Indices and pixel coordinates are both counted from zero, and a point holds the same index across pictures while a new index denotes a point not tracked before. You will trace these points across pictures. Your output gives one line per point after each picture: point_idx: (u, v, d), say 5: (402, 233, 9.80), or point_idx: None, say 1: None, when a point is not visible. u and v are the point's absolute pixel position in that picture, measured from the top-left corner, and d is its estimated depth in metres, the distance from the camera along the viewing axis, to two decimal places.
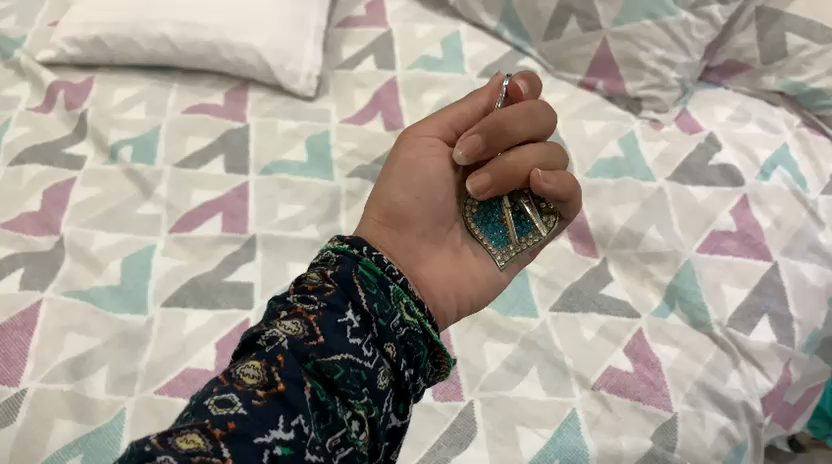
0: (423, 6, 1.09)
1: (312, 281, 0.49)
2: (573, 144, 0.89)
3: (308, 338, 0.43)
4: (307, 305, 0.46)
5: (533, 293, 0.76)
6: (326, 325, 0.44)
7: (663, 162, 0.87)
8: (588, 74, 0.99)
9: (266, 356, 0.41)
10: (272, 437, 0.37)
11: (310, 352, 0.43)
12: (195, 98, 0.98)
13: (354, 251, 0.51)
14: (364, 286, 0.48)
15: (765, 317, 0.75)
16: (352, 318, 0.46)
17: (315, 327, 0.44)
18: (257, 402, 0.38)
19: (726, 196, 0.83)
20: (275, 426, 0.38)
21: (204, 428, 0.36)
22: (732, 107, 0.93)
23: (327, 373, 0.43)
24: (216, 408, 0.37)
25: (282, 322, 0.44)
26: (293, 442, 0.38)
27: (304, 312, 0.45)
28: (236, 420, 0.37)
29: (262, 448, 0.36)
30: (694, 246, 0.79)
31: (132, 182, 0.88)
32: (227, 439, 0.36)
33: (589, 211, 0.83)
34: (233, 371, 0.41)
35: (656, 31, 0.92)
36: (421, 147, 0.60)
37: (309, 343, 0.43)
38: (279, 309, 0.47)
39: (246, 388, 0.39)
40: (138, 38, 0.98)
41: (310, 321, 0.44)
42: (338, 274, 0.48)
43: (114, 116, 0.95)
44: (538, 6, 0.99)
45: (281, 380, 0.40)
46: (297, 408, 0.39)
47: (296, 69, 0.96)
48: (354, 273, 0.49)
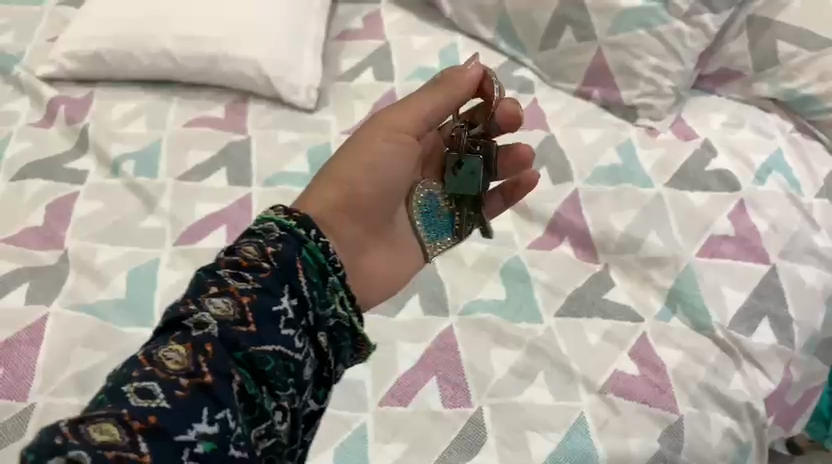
0: (420, 17, 1.10)
1: (248, 254, 0.51)
2: (572, 152, 0.90)
3: (237, 322, 0.47)
4: (241, 284, 0.49)
5: (537, 298, 0.77)
6: (259, 312, 0.48)
7: (660, 168, 0.88)
8: (584, 83, 1.00)
9: (195, 342, 0.45)
10: (195, 433, 0.41)
11: (242, 341, 0.47)
12: (196, 111, 0.99)
13: (300, 231, 0.54)
14: (304, 273, 0.52)
15: (765, 318, 0.77)
16: (287, 305, 0.50)
17: (245, 311, 0.48)
18: (179, 393, 0.42)
19: (723, 201, 0.84)
20: (199, 420, 0.42)
21: (121, 419, 0.40)
22: (725, 114, 0.95)
23: (258, 363, 0.47)
24: (137, 399, 0.41)
25: (209, 301, 0.48)
26: (217, 436, 0.42)
27: (237, 292, 0.49)
28: (157, 413, 0.41)
29: (183, 446, 0.40)
30: (693, 250, 0.80)
31: (135, 195, 0.89)
32: (146, 434, 0.40)
33: (589, 217, 0.84)
34: (156, 352, 0.44)
35: (650, 40, 0.94)
36: (391, 139, 0.62)
37: (239, 329, 0.47)
38: (208, 282, 0.49)
39: (168, 376, 0.43)
40: (139, 53, 0.99)
41: (241, 304, 0.48)
42: (279, 257, 0.51)
43: (115, 130, 0.95)
44: (533, 17, 1.00)
45: (207, 372, 0.44)
46: (224, 402, 0.43)
47: (296, 81, 0.97)
48: (295, 258, 0.52)
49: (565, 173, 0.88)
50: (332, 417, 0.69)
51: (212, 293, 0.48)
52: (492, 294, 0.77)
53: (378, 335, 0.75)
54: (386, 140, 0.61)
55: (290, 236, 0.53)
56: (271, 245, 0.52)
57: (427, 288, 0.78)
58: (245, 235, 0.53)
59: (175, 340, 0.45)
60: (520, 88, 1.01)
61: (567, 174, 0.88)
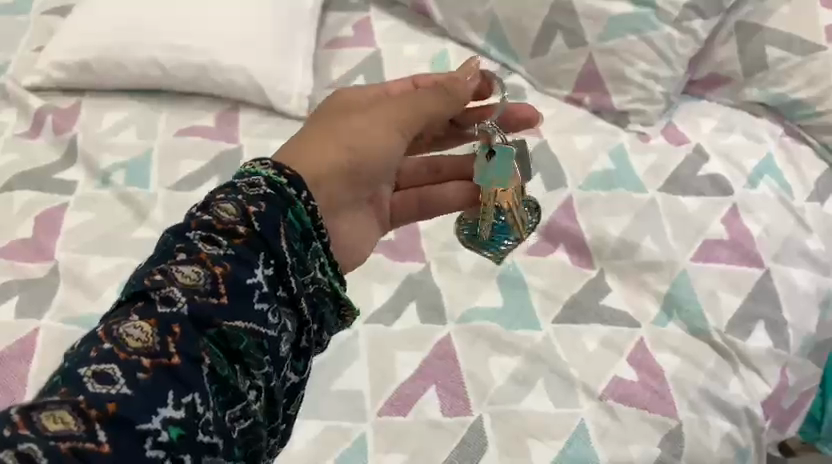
0: (410, 24, 1.10)
1: (223, 215, 0.48)
2: (564, 158, 0.90)
3: (211, 296, 0.44)
4: (213, 250, 0.46)
5: (534, 306, 0.77)
6: (231, 284, 0.45)
7: (652, 174, 0.88)
8: (575, 89, 1.00)
9: (163, 316, 0.42)
10: (160, 418, 0.38)
11: (214, 317, 0.44)
12: (185, 120, 0.97)
13: (289, 191, 0.52)
14: (284, 239, 0.49)
15: (761, 322, 0.77)
16: (261, 278, 0.47)
17: (219, 282, 0.45)
18: (142, 375, 0.39)
19: (716, 205, 0.85)
20: (165, 404, 0.39)
21: (77, 405, 0.36)
22: (716, 119, 0.96)
23: (230, 340, 0.44)
24: (95, 384, 0.38)
25: (180, 267, 0.45)
26: (184, 421, 0.39)
27: (209, 260, 0.45)
28: (117, 401, 0.37)
29: (146, 434, 0.37)
30: (688, 254, 0.81)
31: (126, 206, 0.87)
32: (106, 422, 0.36)
33: (584, 223, 0.84)
34: (117, 326, 0.41)
35: (640, 46, 0.95)
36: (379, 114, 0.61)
37: (211, 302, 0.44)
38: (178, 247, 0.46)
39: (130, 356, 0.40)
40: (127, 61, 0.97)
41: (215, 274, 0.45)
42: (259, 221, 0.48)
43: (103, 140, 0.94)
44: (523, 23, 1.01)
45: (177, 352, 0.41)
46: (192, 386, 0.40)
47: (287, 90, 0.96)
48: (278, 224, 0.49)
49: (559, 178, 0.88)
50: (332, 427, 0.69)
51: (180, 260, 0.45)
52: (489, 301, 0.77)
53: (376, 345, 0.74)
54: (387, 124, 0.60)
55: (273, 198, 0.50)
56: (252, 206, 0.49)
57: (423, 297, 0.78)
58: (222, 190, 0.50)
59: (138, 314, 0.42)
60: (511, 96, 1.01)
61: (562, 180, 0.88)
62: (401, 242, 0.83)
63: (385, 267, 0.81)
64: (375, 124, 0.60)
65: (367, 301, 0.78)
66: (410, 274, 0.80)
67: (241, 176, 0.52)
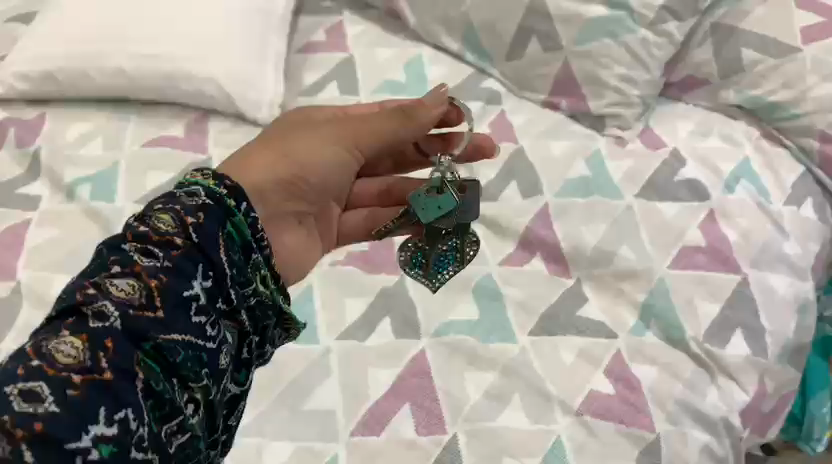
0: (384, 28, 1.08)
1: (160, 227, 0.47)
2: (540, 164, 0.89)
3: (146, 308, 0.44)
4: (149, 262, 0.46)
5: (510, 318, 0.75)
6: (168, 296, 0.45)
7: (630, 179, 0.87)
8: (551, 94, 0.99)
9: (96, 330, 0.41)
10: (90, 436, 0.38)
11: (150, 331, 0.43)
12: (153, 131, 0.94)
13: (228, 203, 0.52)
14: (223, 251, 0.49)
15: (739, 330, 0.76)
16: (198, 290, 0.47)
17: (155, 295, 0.44)
18: (72, 392, 0.38)
19: (694, 210, 0.84)
20: (97, 421, 0.38)
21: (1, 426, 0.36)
22: (693, 122, 0.95)
23: (167, 354, 0.44)
24: (22, 403, 0.37)
25: (113, 280, 0.44)
26: (117, 437, 0.39)
27: (144, 273, 0.45)
28: (45, 420, 0.37)
29: (75, 452, 0.37)
30: (666, 262, 0.80)
31: (92, 221, 0.84)
32: (32, 442, 0.36)
33: (561, 231, 0.82)
34: (47, 343, 0.40)
35: (616, 50, 0.94)
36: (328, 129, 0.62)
37: (148, 316, 0.43)
38: (112, 259, 0.45)
39: (59, 373, 0.39)
40: (93, 72, 0.95)
41: (151, 287, 0.44)
42: (197, 232, 0.48)
43: (69, 152, 0.91)
44: (498, 28, 0.99)
45: (109, 368, 0.40)
46: (126, 402, 0.40)
47: (259, 98, 0.94)
48: (216, 237, 0.49)
49: (535, 186, 0.87)
50: (305, 449, 0.67)
51: (114, 272, 0.44)
52: (465, 314, 0.76)
53: (349, 361, 0.73)
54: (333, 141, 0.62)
55: (212, 209, 0.50)
56: (189, 218, 0.48)
57: (397, 310, 0.76)
58: (161, 201, 0.50)
59: (69, 330, 0.41)
60: (487, 100, 1.00)
61: (538, 187, 0.87)
62: (375, 253, 0.81)
63: (359, 279, 0.79)
64: (326, 140, 0.62)
65: (340, 317, 0.76)
66: (384, 286, 0.79)
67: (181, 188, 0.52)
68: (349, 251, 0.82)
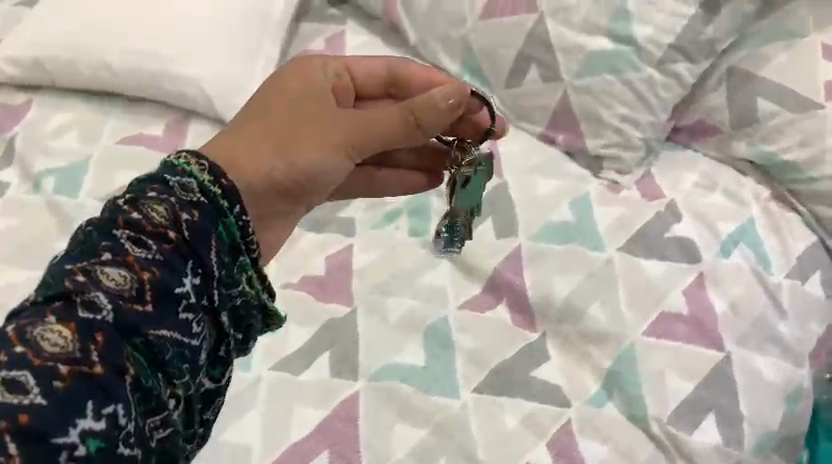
0: (386, 41, 1.03)
1: (154, 215, 0.43)
2: (521, 202, 0.82)
3: (134, 301, 0.40)
4: (140, 252, 0.42)
5: (458, 370, 0.68)
6: (159, 292, 0.41)
7: (618, 229, 0.79)
8: (548, 127, 0.92)
9: (83, 320, 0.38)
10: (78, 431, 0.35)
11: (141, 325, 0.40)
12: (135, 128, 0.88)
13: (223, 203, 0.46)
14: (217, 248, 0.45)
15: (712, 414, 0.68)
16: (189, 286, 0.43)
17: (145, 288, 0.41)
18: (58, 384, 0.35)
19: (681, 273, 0.76)
20: (84, 415, 0.36)
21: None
22: (698, 173, 0.87)
23: (156, 352, 0.41)
24: (6, 393, 0.34)
25: (104, 269, 0.40)
26: (105, 433, 0.36)
27: (136, 265, 0.41)
28: (30, 411, 0.34)
29: (62, 448, 0.34)
30: (641, 327, 0.72)
31: (52, 215, 0.77)
32: (17, 435, 0.33)
33: (532, 278, 0.75)
34: (30, 328, 0.37)
35: (618, 87, 0.87)
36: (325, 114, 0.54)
37: (134, 309, 0.40)
38: (101, 244, 0.41)
39: (45, 362, 0.36)
40: (78, 63, 0.90)
41: (141, 279, 0.41)
42: (190, 227, 0.44)
43: (45, 142, 0.85)
44: (497, 52, 0.93)
45: (100, 362, 0.37)
46: (116, 397, 0.37)
47: (244, 104, 0.89)
48: (212, 232, 0.45)
49: (512, 226, 0.80)
50: None
51: (105, 260, 0.41)
52: (411, 359, 0.68)
53: (276, 397, 0.66)
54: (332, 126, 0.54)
55: (208, 204, 0.45)
56: (184, 211, 0.44)
57: (338, 344, 0.69)
58: (151, 182, 0.45)
59: (55, 316, 0.38)
60: None
61: (514, 228, 0.80)
62: (328, 281, 0.75)
63: (308, 306, 0.73)
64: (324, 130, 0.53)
65: (280, 345, 0.69)
66: (332, 317, 0.71)
67: (173, 168, 0.46)
68: (302, 274, 0.76)
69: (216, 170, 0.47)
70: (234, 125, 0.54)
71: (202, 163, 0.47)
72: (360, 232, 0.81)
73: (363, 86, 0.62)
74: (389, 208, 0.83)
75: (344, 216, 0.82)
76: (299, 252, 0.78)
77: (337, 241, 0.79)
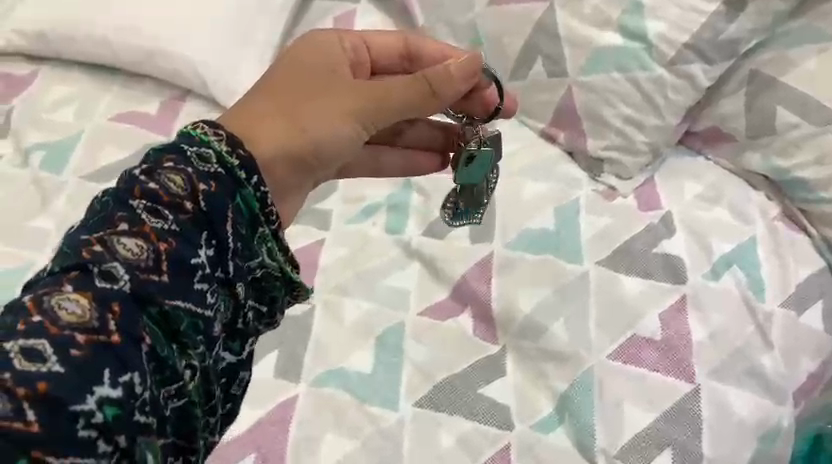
0: (396, 23, 0.98)
1: (172, 185, 0.43)
2: (503, 205, 0.78)
3: (150, 272, 0.40)
4: (157, 223, 0.42)
5: (402, 381, 0.66)
6: (174, 263, 0.41)
7: (599, 241, 0.75)
8: (551, 123, 0.86)
9: (101, 289, 0.38)
10: (93, 399, 0.36)
11: (156, 296, 0.40)
12: (128, 104, 0.90)
13: (239, 173, 0.46)
14: (235, 221, 0.45)
15: (668, 450, 0.64)
16: (205, 257, 0.43)
17: (160, 259, 0.41)
18: (75, 352, 0.36)
19: (661, 294, 0.71)
20: (100, 382, 0.36)
21: (4, 381, 0.34)
22: (703, 183, 0.80)
23: (171, 322, 0.41)
24: (25, 361, 0.35)
25: (120, 240, 0.40)
26: (121, 401, 0.37)
27: (152, 235, 0.41)
28: (49, 379, 0.35)
29: (79, 415, 0.35)
30: (605, 350, 0.68)
31: (35, 189, 0.81)
32: (34, 401, 0.34)
33: (497, 289, 0.72)
34: (48, 296, 0.38)
35: (625, 86, 0.80)
36: (341, 87, 0.54)
37: (150, 279, 0.40)
38: (118, 215, 0.42)
39: (62, 332, 0.36)
40: (79, 35, 0.91)
41: (158, 251, 0.41)
42: (208, 200, 0.43)
43: (40, 114, 0.88)
44: (503, 41, 0.87)
45: (116, 330, 0.38)
46: (132, 365, 0.37)
47: (234, 85, 0.88)
48: (230, 207, 0.44)
49: (488, 231, 0.76)
50: None
51: (121, 231, 0.41)
52: (357, 365, 0.67)
53: None
54: (349, 97, 0.53)
55: (224, 175, 0.45)
56: (202, 182, 0.43)
57: (288, 344, 0.69)
58: (172, 153, 0.44)
59: (72, 285, 0.38)
60: None
61: (491, 233, 0.76)
62: None
63: None
64: (338, 100, 0.53)
65: None
66: (289, 311, 0.71)
67: (191, 136, 0.46)
68: None
69: (233, 140, 0.47)
70: (247, 98, 0.53)
71: (219, 134, 0.46)
72: (334, 226, 0.79)
73: (378, 56, 0.60)
74: (367, 202, 0.81)
75: (320, 208, 0.81)
76: None
77: (308, 235, 0.79)
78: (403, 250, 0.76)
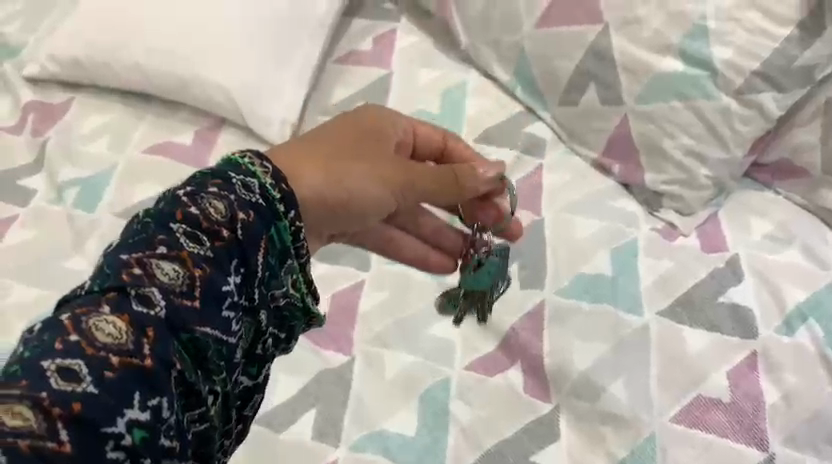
0: (439, 44, 0.93)
1: (211, 211, 0.40)
2: (555, 248, 0.74)
3: (186, 297, 0.37)
4: (193, 249, 0.38)
5: (448, 447, 0.63)
6: (208, 291, 0.38)
7: (659, 288, 0.70)
8: (604, 153, 0.81)
9: (138, 311, 0.35)
10: (123, 422, 0.31)
11: (188, 322, 0.36)
12: (163, 135, 0.87)
13: (278, 206, 0.44)
14: (265, 250, 0.42)
15: None
16: (236, 283, 0.40)
17: (196, 282, 0.37)
18: (108, 374, 0.32)
19: (728, 349, 0.66)
20: (131, 405, 0.32)
21: (38, 401, 0.30)
22: (772, 222, 0.74)
23: (200, 349, 0.37)
24: (58, 380, 0.31)
25: (158, 263, 0.37)
26: (150, 425, 0.32)
27: (191, 260, 0.38)
28: (82, 400, 0.31)
29: (108, 438, 0.31)
30: (668, 412, 0.63)
31: (68, 229, 0.79)
32: (68, 421, 0.30)
33: (550, 343, 0.68)
34: (85, 317, 0.33)
35: (686, 116, 0.74)
36: (387, 156, 0.54)
37: (185, 304, 0.36)
38: (157, 237, 0.38)
39: (97, 353, 0.32)
40: (113, 62, 0.88)
41: (194, 275, 0.37)
42: (245, 228, 0.41)
43: (74, 147, 0.86)
44: (554, 64, 0.81)
45: (150, 355, 0.34)
46: (161, 389, 0.33)
47: (269, 114, 0.84)
48: (262, 236, 0.42)
49: (538, 277, 0.72)
50: None
51: (159, 253, 0.37)
52: (400, 427, 0.64)
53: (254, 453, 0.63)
54: (395, 165, 0.53)
55: (264, 206, 0.43)
56: (242, 210, 0.41)
57: (326, 403, 0.66)
58: (218, 183, 0.42)
59: (109, 306, 0.34)
60: (524, 150, 0.83)
61: (542, 279, 0.72)
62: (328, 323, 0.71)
63: (302, 352, 0.70)
64: (384, 165, 0.53)
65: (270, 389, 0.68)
66: (329, 365, 0.69)
67: (234, 165, 0.44)
68: None
69: (278, 173, 0.45)
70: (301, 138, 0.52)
71: (265, 166, 0.44)
72: (374, 268, 0.77)
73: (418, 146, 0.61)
74: None
75: (360, 248, 0.78)
76: None
77: (348, 278, 0.76)
78: None
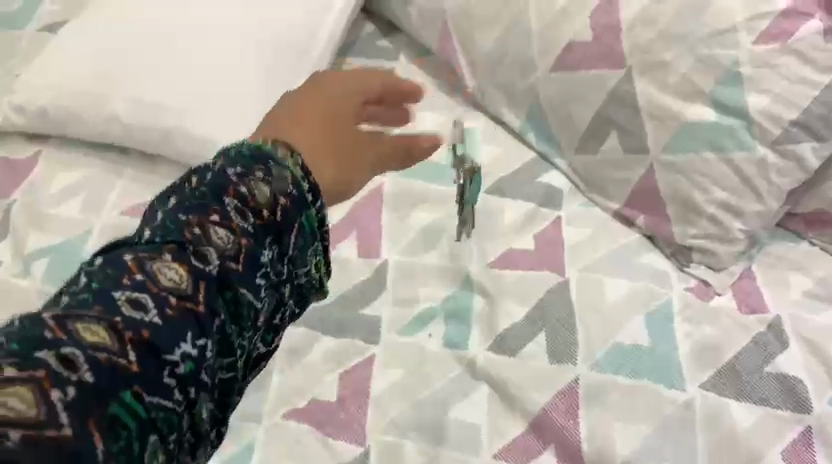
0: (442, 88, 0.89)
1: (258, 194, 0.45)
2: (584, 314, 0.68)
3: (233, 259, 0.43)
4: (239, 223, 0.44)
5: None
6: (250, 260, 0.44)
7: (701, 358, 0.64)
8: (627, 204, 0.75)
9: (195, 265, 0.42)
10: (180, 353, 0.39)
11: (234, 282, 0.43)
12: (143, 194, 0.79)
13: (307, 193, 0.48)
14: (299, 230, 0.47)
15: None
16: (270, 257, 0.45)
17: (241, 251, 0.44)
18: (170, 312, 0.39)
19: (780, 424, 0.60)
20: (185, 340, 0.39)
21: (113, 324, 0.38)
22: (812, 278, 0.69)
23: (241, 308, 0.43)
24: (130, 309, 0.39)
25: (214, 228, 0.43)
26: (196, 361, 0.40)
27: (240, 231, 0.44)
28: (149, 329, 0.38)
29: (167, 363, 0.38)
30: None
31: (39, 306, 0.70)
32: (136, 345, 0.38)
33: (586, 426, 0.62)
34: (149, 261, 0.41)
35: (719, 168, 0.69)
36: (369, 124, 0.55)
37: (232, 269, 0.43)
38: (211, 207, 0.44)
39: (160, 291, 0.40)
40: (87, 114, 0.80)
41: (241, 244, 0.44)
42: (284, 213, 0.46)
43: (45, 211, 0.78)
44: (570, 109, 0.77)
45: (202, 301, 0.41)
46: (208, 333, 0.41)
47: None
48: (297, 218, 0.47)
49: (568, 349, 0.66)
50: None
51: (214, 221, 0.43)
52: None
53: None
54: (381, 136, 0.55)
55: (296, 194, 0.47)
56: (283, 196, 0.46)
57: None
58: (244, 162, 0.46)
59: (171, 255, 0.41)
60: (541, 202, 0.78)
61: (572, 352, 0.66)
62: (339, 410, 0.65)
63: (312, 446, 0.63)
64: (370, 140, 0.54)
65: None
66: (341, 458, 0.63)
67: (258, 149, 0.47)
68: (313, 397, 0.66)
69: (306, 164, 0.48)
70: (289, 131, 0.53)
71: (297, 158, 0.48)
72: (385, 338, 0.70)
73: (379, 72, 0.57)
74: (422, 307, 0.71)
75: (368, 315, 0.71)
76: (310, 365, 0.68)
77: (355, 352, 0.69)
78: (468, 369, 0.67)
